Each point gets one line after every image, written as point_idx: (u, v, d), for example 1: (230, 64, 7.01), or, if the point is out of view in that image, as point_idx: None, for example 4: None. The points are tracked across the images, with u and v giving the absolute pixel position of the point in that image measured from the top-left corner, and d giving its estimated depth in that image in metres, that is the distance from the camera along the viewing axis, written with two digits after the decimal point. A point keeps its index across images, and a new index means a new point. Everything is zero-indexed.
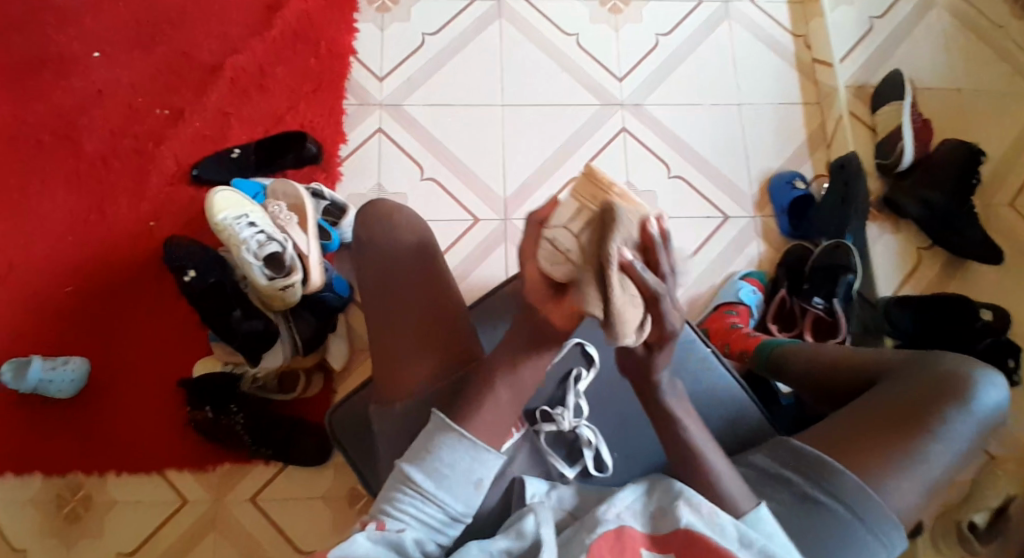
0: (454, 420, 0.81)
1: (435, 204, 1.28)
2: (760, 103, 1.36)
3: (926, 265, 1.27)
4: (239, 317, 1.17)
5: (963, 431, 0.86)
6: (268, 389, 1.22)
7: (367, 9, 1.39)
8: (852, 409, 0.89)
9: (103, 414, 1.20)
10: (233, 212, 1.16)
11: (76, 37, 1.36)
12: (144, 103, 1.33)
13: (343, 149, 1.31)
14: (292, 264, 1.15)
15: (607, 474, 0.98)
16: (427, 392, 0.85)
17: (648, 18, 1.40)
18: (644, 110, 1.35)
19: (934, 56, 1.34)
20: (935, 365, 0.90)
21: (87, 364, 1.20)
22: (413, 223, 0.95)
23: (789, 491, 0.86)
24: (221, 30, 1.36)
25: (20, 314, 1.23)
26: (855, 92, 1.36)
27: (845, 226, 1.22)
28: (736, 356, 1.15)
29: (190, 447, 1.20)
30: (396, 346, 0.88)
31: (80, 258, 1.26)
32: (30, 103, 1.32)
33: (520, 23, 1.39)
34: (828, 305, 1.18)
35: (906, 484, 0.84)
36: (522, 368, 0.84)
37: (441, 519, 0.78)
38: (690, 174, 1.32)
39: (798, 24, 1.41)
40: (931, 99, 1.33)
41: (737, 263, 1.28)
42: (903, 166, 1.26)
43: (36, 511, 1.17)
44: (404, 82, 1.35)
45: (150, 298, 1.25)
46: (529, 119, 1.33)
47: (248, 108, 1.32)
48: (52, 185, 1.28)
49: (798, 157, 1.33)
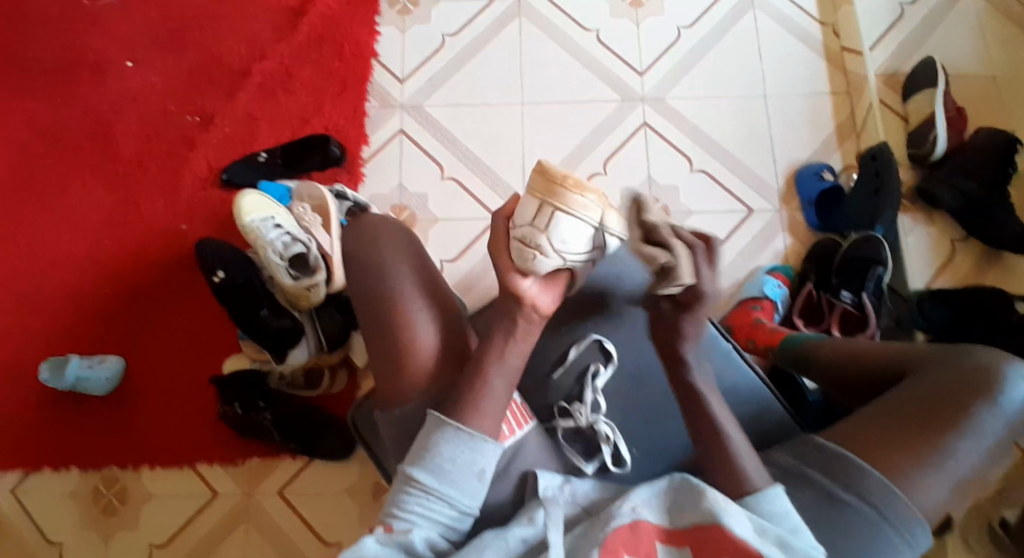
0: (450, 415, 0.83)
1: (455, 204, 1.29)
2: (786, 94, 1.33)
3: (961, 258, 1.23)
4: (267, 315, 1.20)
5: (994, 426, 0.83)
6: (294, 386, 1.25)
7: (389, 12, 1.41)
8: (873, 407, 0.87)
9: (136, 410, 1.25)
10: (260, 215, 1.19)
11: (107, 45, 1.40)
12: (173, 108, 1.36)
13: (366, 150, 1.33)
14: (316, 264, 1.19)
15: (626, 470, 0.98)
16: (430, 394, 0.88)
17: (669, 12, 1.38)
18: (665, 104, 1.33)
19: (971, 40, 1.30)
20: (962, 359, 0.87)
21: (121, 363, 1.25)
22: (399, 225, 0.96)
23: (812, 490, 0.84)
24: (245, 36, 1.39)
25: (59, 314, 1.28)
26: (884, 79, 1.31)
27: (875, 218, 1.19)
28: (759, 352, 1.13)
29: (220, 442, 1.24)
30: (393, 362, 0.89)
31: (115, 259, 1.30)
32: (64, 109, 1.37)
33: (540, 22, 1.38)
34: (857, 300, 1.15)
35: (934, 481, 0.81)
36: (516, 359, 0.86)
37: (450, 515, 0.81)
38: (711, 168, 1.30)
39: (826, 12, 1.37)
40: (964, 86, 1.28)
41: (762, 258, 1.26)
42: (935, 156, 1.22)
43: (76, 501, 1.22)
44: (425, 82, 1.36)
45: (181, 298, 1.29)
46: (548, 117, 1.33)
47: (274, 112, 1.35)
48: (85, 189, 1.33)
49: (827, 148, 1.30)
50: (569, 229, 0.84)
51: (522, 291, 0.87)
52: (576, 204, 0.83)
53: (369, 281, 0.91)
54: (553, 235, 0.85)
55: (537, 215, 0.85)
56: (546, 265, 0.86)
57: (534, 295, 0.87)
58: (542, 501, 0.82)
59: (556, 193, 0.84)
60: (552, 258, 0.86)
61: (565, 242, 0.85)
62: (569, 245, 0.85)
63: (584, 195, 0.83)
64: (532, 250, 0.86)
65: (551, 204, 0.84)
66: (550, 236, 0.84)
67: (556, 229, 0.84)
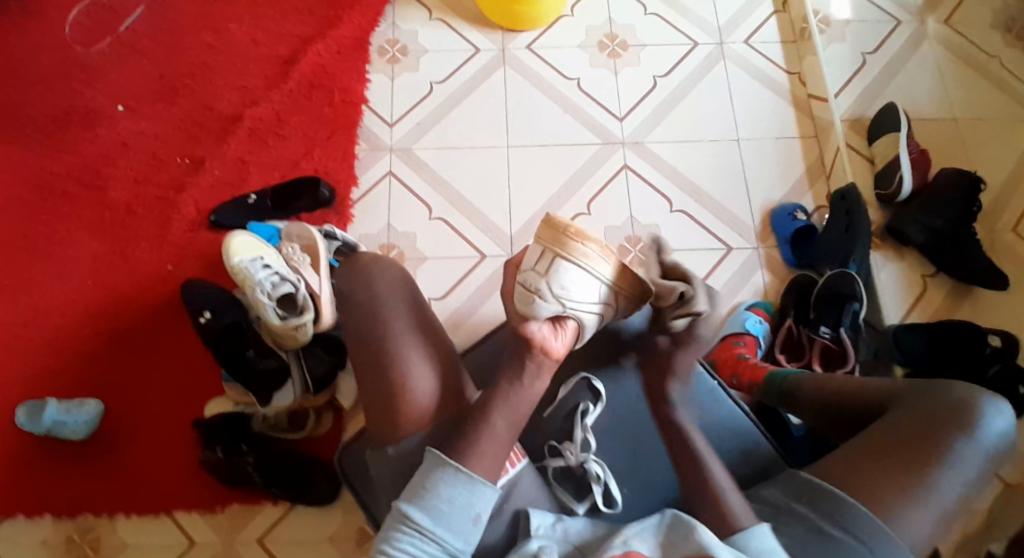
0: (450, 456, 0.83)
1: (444, 242, 1.31)
2: (758, 138, 1.39)
3: (932, 293, 1.27)
4: (253, 356, 1.19)
5: (973, 458, 0.85)
6: (279, 428, 1.23)
7: (378, 61, 1.46)
8: (863, 441, 0.88)
9: (113, 455, 1.21)
10: (249, 255, 1.20)
11: (98, 91, 1.42)
12: (163, 152, 1.38)
13: (355, 192, 1.35)
14: (304, 304, 1.19)
15: (617, 510, 0.97)
16: (426, 434, 0.88)
17: (646, 62, 1.45)
18: (645, 148, 1.38)
19: (929, 88, 1.39)
20: (943, 394, 0.89)
21: (101, 406, 1.22)
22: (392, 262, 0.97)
23: (802, 525, 0.85)
24: (237, 83, 1.42)
25: (39, 356, 1.25)
26: (851, 124, 1.38)
27: (848, 256, 1.23)
28: (745, 387, 1.15)
29: (200, 488, 1.20)
30: (386, 399, 0.88)
31: (98, 300, 1.29)
32: (51, 153, 1.38)
33: (524, 70, 1.44)
34: (835, 334, 1.18)
35: (924, 516, 0.83)
36: (524, 402, 0.87)
37: (440, 557, 0.80)
38: (690, 208, 1.34)
39: (793, 62, 1.45)
40: (926, 129, 1.35)
41: (742, 295, 1.29)
42: (901, 197, 1.28)
43: (46, 552, 1.17)
44: (413, 127, 1.40)
45: (165, 340, 1.27)
46: (534, 159, 1.37)
47: (264, 155, 1.37)
48: (69, 231, 1.33)
49: (799, 189, 1.36)
50: (569, 276, 0.92)
51: (533, 334, 0.88)
52: (577, 252, 0.92)
53: (362, 317, 0.91)
54: (555, 278, 0.92)
55: (539, 260, 0.93)
56: (546, 310, 0.92)
57: (543, 340, 0.88)
58: (534, 541, 0.82)
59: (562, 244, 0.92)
60: (552, 302, 0.91)
61: (565, 286, 0.92)
62: (570, 292, 0.92)
63: (586, 245, 0.92)
64: (533, 294, 0.92)
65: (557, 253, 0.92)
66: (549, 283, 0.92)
67: (558, 274, 0.91)
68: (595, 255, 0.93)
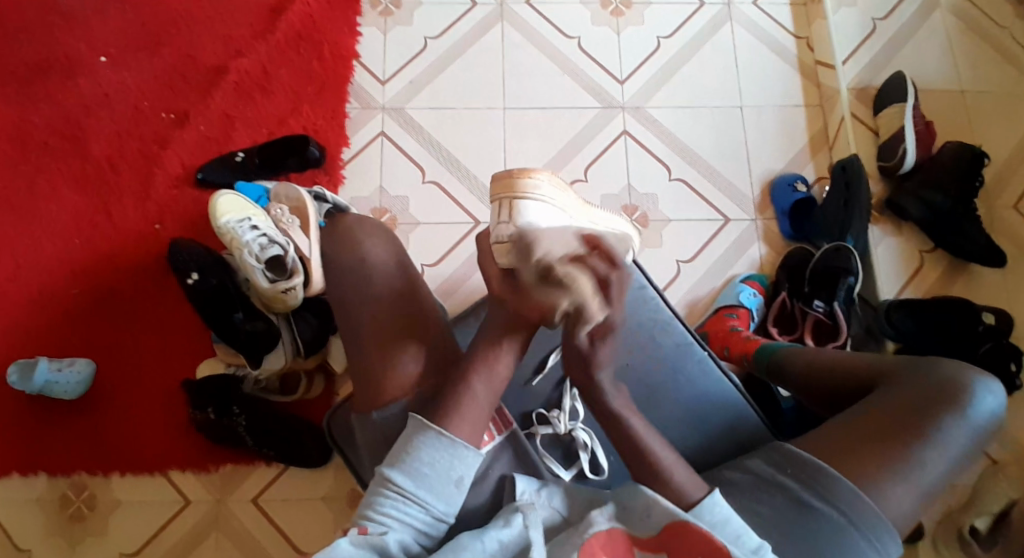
0: (433, 419, 0.82)
1: (436, 208, 1.29)
2: (761, 105, 1.36)
3: (928, 268, 1.26)
4: (240, 319, 1.18)
5: (961, 437, 0.83)
6: (269, 389, 1.24)
7: (370, 13, 1.40)
8: (848, 414, 0.87)
9: (104, 414, 1.22)
10: (236, 215, 1.18)
11: (79, 40, 1.37)
12: (147, 106, 1.34)
13: (346, 152, 1.32)
14: (292, 266, 1.16)
15: (603, 477, 0.99)
16: (402, 407, 0.86)
17: (650, 21, 1.40)
18: (645, 112, 1.35)
19: (940, 57, 1.35)
20: (933, 370, 0.87)
21: (90, 366, 1.22)
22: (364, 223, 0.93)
23: (782, 494, 0.84)
24: (223, 34, 1.37)
25: (27, 316, 1.25)
26: (856, 94, 1.34)
27: (847, 228, 1.21)
28: (734, 359, 1.14)
29: (191, 448, 1.21)
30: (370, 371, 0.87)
31: (85, 259, 1.27)
32: (32, 104, 1.34)
33: (522, 27, 1.39)
34: (828, 308, 1.17)
35: (904, 490, 0.82)
36: (502, 368, 0.86)
37: (423, 519, 0.80)
38: (688, 176, 1.32)
39: (801, 25, 1.41)
40: (932, 100, 1.32)
41: (737, 266, 1.28)
42: (905, 169, 1.25)
43: (42, 508, 1.19)
44: (406, 85, 1.36)
45: (153, 300, 1.26)
46: (531, 121, 1.34)
47: (252, 111, 1.34)
48: (54, 187, 1.30)
49: (800, 159, 1.33)
50: (534, 211, 0.88)
51: (509, 296, 0.84)
52: (531, 186, 0.89)
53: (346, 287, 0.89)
54: (521, 217, 0.87)
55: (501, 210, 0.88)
56: None
57: (518, 303, 0.84)
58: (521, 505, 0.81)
59: (516, 186, 0.88)
60: None
61: (535, 221, 0.87)
62: (541, 226, 0.87)
63: (535, 178, 0.89)
64: (508, 241, 0.86)
65: (516, 195, 0.88)
66: (534, 225, 0.87)
67: (523, 213, 0.87)
68: (548, 185, 0.90)
